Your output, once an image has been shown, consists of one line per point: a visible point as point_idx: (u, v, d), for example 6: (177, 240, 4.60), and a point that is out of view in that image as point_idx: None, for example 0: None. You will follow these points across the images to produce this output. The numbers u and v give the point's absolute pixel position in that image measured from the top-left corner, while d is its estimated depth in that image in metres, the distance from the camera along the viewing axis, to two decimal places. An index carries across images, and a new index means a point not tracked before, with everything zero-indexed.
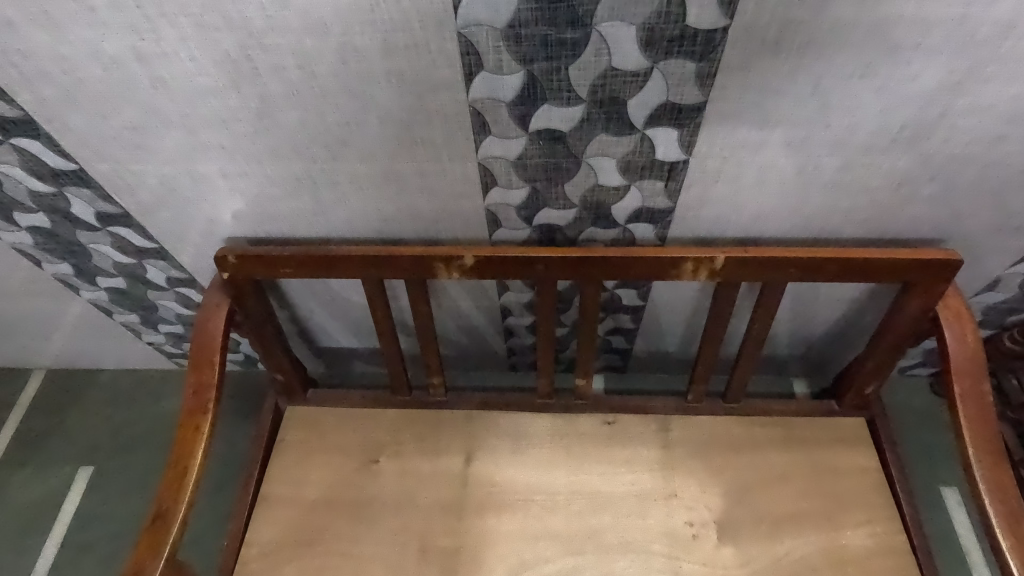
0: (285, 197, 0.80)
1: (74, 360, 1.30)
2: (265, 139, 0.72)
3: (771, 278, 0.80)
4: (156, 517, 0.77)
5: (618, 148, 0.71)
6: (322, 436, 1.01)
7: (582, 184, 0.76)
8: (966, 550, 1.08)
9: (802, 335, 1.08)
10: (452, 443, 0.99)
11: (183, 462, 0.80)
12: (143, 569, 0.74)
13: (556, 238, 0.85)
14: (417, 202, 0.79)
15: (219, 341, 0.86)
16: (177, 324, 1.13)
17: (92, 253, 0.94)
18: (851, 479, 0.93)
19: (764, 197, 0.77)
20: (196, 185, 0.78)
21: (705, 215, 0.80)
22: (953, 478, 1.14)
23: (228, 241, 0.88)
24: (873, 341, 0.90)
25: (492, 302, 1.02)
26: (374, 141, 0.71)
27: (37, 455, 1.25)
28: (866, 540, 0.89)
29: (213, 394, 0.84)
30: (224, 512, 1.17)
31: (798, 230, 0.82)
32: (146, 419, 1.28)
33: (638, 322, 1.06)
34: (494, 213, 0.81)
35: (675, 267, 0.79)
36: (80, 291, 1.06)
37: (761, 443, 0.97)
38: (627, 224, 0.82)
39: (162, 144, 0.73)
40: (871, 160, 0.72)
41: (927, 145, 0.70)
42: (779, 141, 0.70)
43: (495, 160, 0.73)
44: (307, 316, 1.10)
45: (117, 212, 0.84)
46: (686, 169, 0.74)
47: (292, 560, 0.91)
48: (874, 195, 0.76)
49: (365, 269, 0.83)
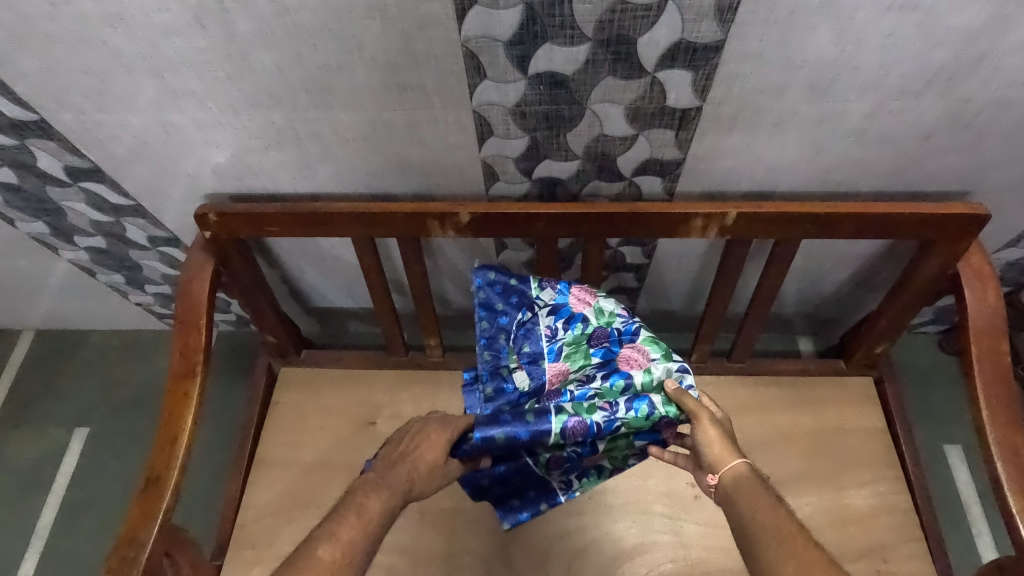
0: (266, 149, 0.74)
1: (62, 321, 1.27)
2: (240, 85, 0.66)
3: (785, 235, 0.76)
4: (148, 483, 0.75)
5: (626, 94, 0.65)
6: (317, 397, 0.99)
7: (586, 134, 0.70)
8: (966, 506, 1.08)
9: (811, 294, 1.04)
10: (450, 406, 0.98)
11: (174, 427, 0.78)
12: (137, 535, 0.72)
13: (557, 193, 0.80)
14: (409, 154, 0.74)
15: (206, 302, 0.82)
16: (164, 284, 1.09)
17: (66, 211, 0.89)
18: (856, 439, 0.92)
19: (782, 148, 0.72)
20: (169, 136, 0.73)
21: (718, 167, 0.75)
22: (958, 436, 1.13)
23: (209, 198, 0.83)
24: (887, 300, 0.86)
25: (490, 261, 0.98)
26: (359, 87, 0.65)
27: (31, 416, 1.24)
28: (869, 499, 0.88)
29: (201, 357, 0.81)
30: (221, 472, 1.17)
31: (816, 184, 0.77)
32: (140, 380, 1.26)
33: (642, 281, 1.02)
34: (491, 166, 0.75)
35: (683, 223, 0.74)
36: (59, 251, 1.01)
37: (766, 403, 0.95)
38: (633, 177, 0.77)
39: (129, 91, 0.67)
40: (901, 106, 0.66)
41: (965, 88, 0.64)
42: (802, 85, 0.64)
43: (491, 107, 0.67)
44: (299, 276, 1.06)
45: (87, 167, 0.79)
46: (699, 116, 0.68)
47: (290, 522, 0.91)
48: (900, 144, 0.71)
49: (355, 227, 0.78)
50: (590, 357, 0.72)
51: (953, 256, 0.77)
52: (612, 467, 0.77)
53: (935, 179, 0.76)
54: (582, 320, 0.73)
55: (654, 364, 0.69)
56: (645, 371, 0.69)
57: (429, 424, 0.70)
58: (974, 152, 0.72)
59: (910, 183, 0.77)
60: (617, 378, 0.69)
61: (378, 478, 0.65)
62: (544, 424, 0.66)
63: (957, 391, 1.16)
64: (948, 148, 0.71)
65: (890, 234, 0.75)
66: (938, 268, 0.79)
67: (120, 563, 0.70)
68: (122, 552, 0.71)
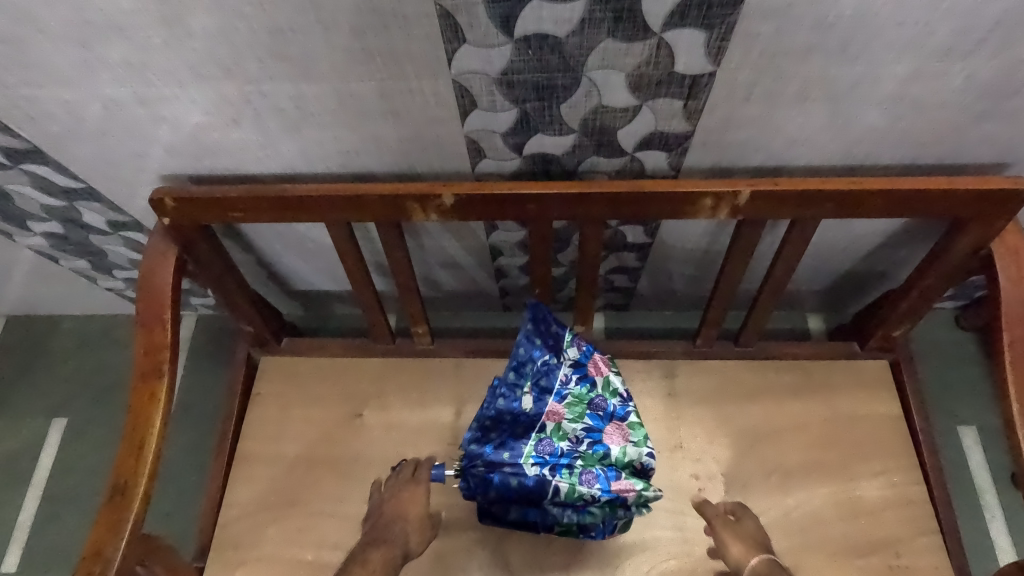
0: (222, 126, 0.66)
1: (33, 307, 1.21)
2: (185, 53, 0.57)
3: (803, 215, 0.68)
4: (114, 493, 0.69)
5: (628, 59, 0.57)
6: (299, 388, 0.93)
7: (582, 105, 0.62)
8: (980, 489, 1.04)
9: (825, 271, 0.98)
10: (440, 395, 0.91)
11: (140, 431, 0.72)
12: (103, 549, 0.67)
13: (551, 170, 0.72)
14: (383, 128, 0.66)
15: (170, 295, 0.75)
16: (133, 269, 1.02)
17: (13, 195, 0.82)
18: (872, 427, 0.86)
19: (804, 118, 0.64)
20: (112, 113, 0.65)
21: (731, 140, 0.67)
22: (974, 417, 1.08)
23: (166, 180, 0.75)
24: (910, 281, 0.79)
25: (480, 242, 0.91)
26: (320, 53, 0.57)
27: (7, 407, 1.19)
28: (884, 490, 0.83)
29: (167, 355, 0.75)
30: (201, 466, 1.13)
31: (840, 156, 0.69)
32: (118, 367, 1.21)
33: (644, 260, 0.95)
34: (476, 142, 0.67)
35: (691, 203, 0.67)
36: (15, 237, 0.94)
37: (776, 389, 0.89)
38: (636, 152, 0.69)
39: (58, 62, 0.59)
40: (941, 69, 0.58)
41: (1017, 47, 0.56)
42: (831, 45, 0.56)
43: (473, 76, 0.59)
44: (276, 259, 0.99)
45: (26, 147, 0.71)
46: (711, 84, 0.60)
47: (273, 521, 0.86)
48: (937, 113, 0.63)
49: (327, 210, 0.71)
50: (585, 416, 0.72)
51: (987, 236, 0.70)
52: (574, 531, 0.76)
53: (973, 150, 0.68)
54: (592, 381, 0.74)
55: (632, 446, 0.70)
56: (622, 450, 0.70)
57: (403, 485, 0.80)
58: (1020, 121, 0.64)
59: (945, 155, 0.69)
60: (598, 447, 0.69)
61: (373, 540, 0.75)
62: (520, 442, 0.71)
63: (975, 370, 1.10)
64: (991, 115, 0.63)
65: (921, 213, 0.67)
66: (969, 249, 0.71)
67: None
68: (88, 567, 0.66)
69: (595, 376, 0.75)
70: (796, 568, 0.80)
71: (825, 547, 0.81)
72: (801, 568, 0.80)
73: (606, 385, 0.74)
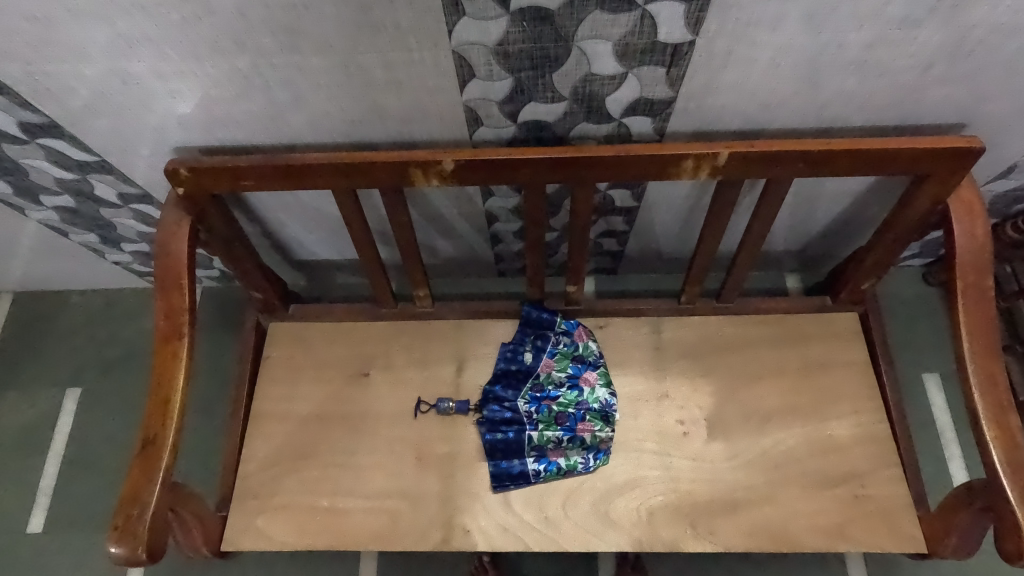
0: (234, 99, 0.70)
1: (40, 282, 1.24)
2: (202, 28, 0.62)
3: (776, 174, 0.73)
4: (145, 444, 0.75)
5: (614, 29, 0.62)
6: (309, 350, 0.98)
7: (573, 73, 0.67)
8: (941, 430, 1.13)
9: (800, 232, 1.04)
10: (442, 353, 0.97)
11: (165, 389, 0.77)
12: (138, 495, 0.72)
13: (543, 136, 0.77)
14: (386, 99, 0.70)
15: (186, 262, 0.79)
16: (141, 242, 1.06)
17: (28, 169, 0.85)
18: (841, 372, 0.94)
19: (777, 82, 0.69)
20: (128, 87, 0.69)
21: (711, 104, 0.72)
22: (937, 364, 1.17)
23: (179, 151, 0.79)
24: (876, 236, 0.85)
25: (477, 209, 0.96)
26: (329, 28, 0.61)
27: (21, 378, 1.23)
28: (852, 428, 0.91)
29: (186, 317, 0.79)
30: (218, 425, 1.20)
31: (810, 119, 0.75)
32: (127, 339, 1.25)
33: (631, 224, 1.01)
34: (474, 111, 0.72)
35: (674, 165, 0.71)
36: (27, 212, 0.97)
37: (755, 341, 0.96)
38: (623, 117, 0.74)
39: (79, 38, 0.62)
40: (900, 36, 0.63)
41: (967, 15, 0.61)
42: (800, 16, 0.61)
43: (472, 47, 0.63)
44: (281, 230, 1.03)
45: (43, 121, 0.75)
46: (692, 52, 0.65)
47: (290, 474, 0.91)
48: (898, 77, 0.69)
49: (334, 178, 0.74)
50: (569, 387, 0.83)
51: (944, 191, 0.75)
52: (552, 432, 0.92)
53: (930, 112, 0.74)
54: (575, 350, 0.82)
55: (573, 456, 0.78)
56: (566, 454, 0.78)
57: (426, 416, 0.94)
58: (972, 83, 0.70)
59: (906, 116, 0.75)
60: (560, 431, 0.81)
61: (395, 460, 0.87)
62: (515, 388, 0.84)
63: (939, 322, 1.19)
64: (946, 80, 0.69)
65: (886, 171, 0.73)
66: (928, 204, 0.77)
67: (126, 521, 0.71)
68: (127, 511, 0.72)
69: (578, 341, 0.96)
70: (772, 500, 0.88)
71: (798, 481, 0.89)
72: (776, 499, 0.88)
73: (586, 348, 0.95)
